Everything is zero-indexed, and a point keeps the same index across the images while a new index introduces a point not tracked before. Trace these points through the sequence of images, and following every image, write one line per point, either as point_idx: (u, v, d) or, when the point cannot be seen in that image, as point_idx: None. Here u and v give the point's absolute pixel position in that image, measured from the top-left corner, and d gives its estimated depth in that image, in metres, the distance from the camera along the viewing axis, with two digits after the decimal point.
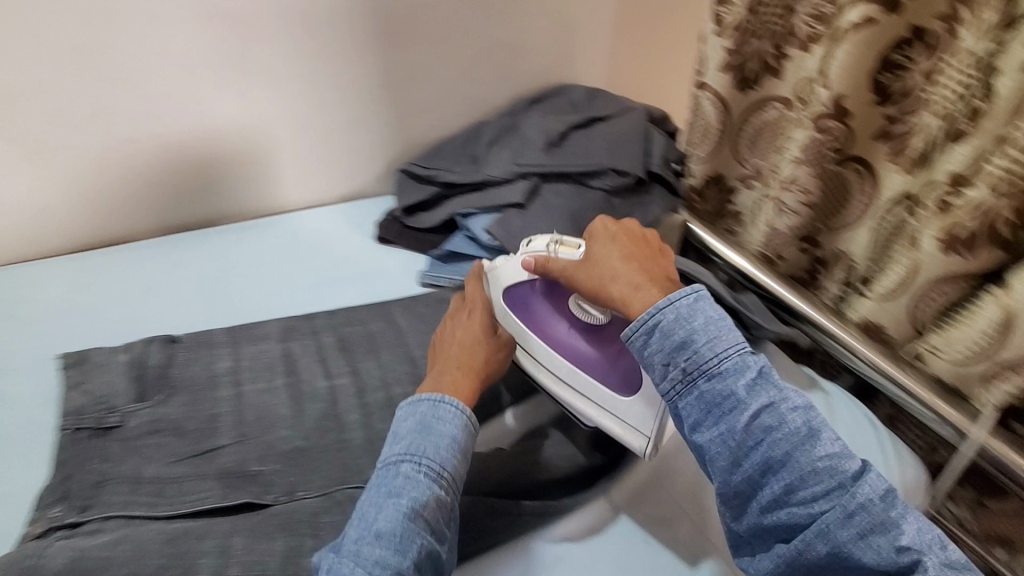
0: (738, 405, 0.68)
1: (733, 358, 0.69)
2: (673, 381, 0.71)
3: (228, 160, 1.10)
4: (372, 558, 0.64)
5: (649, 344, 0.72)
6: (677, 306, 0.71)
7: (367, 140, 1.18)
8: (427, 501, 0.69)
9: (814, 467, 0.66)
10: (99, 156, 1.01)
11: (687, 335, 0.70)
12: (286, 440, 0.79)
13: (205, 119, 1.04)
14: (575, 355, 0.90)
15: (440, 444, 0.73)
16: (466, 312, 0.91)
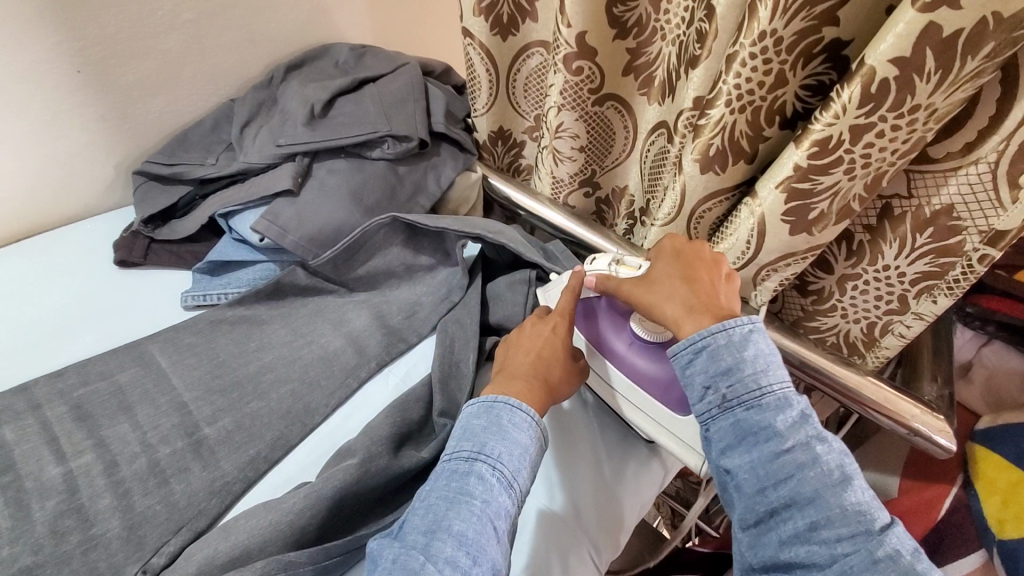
0: (774, 435, 0.53)
1: (780, 393, 0.54)
2: (709, 403, 0.56)
3: (97, 122, 0.85)
4: (442, 555, 0.48)
5: (710, 354, 0.56)
6: (730, 333, 0.56)
7: (221, 83, 0.95)
8: (503, 517, 0.52)
9: (851, 517, 0.49)
10: None
11: (756, 361, 0.55)
12: (101, 508, 0.55)
13: (98, 72, 0.82)
14: (649, 380, 0.68)
15: (514, 449, 0.56)
16: (547, 322, 0.69)
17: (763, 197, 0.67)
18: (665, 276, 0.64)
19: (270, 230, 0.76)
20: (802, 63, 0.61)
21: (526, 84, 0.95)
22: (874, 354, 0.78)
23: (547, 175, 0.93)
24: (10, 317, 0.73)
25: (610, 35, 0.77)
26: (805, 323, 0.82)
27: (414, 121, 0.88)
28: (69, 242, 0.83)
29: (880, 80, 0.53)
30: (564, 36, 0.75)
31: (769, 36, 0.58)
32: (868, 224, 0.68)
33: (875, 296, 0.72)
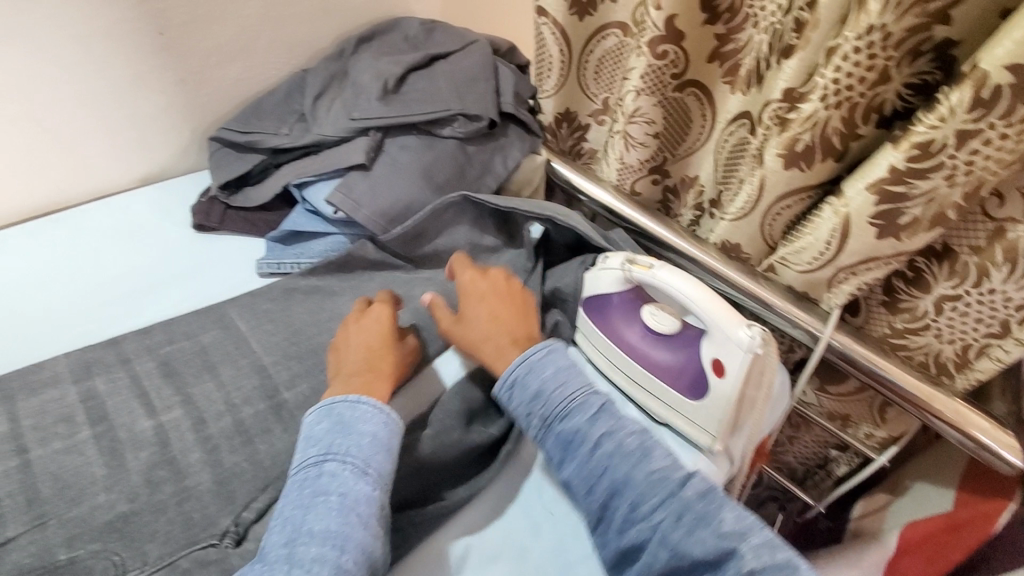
0: (585, 437, 0.58)
1: (580, 399, 0.60)
2: (532, 426, 0.60)
3: (176, 86, 0.86)
4: (307, 557, 0.49)
5: (523, 385, 0.62)
6: (529, 360, 0.62)
7: (292, 52, 0.95)
8: (363, 504, 0.52)
9: (671, 474, 0.55)
10: (12, 72, 0.74)
11: (558, 376, 0.61)
12: (192, 464, 0.57)
13: (180, 36, 0.83)
14: (662, 369, 0.67)
15: (362, 441, 0.55)
16: (366, 320, 0.67)
17: (850, 195, 0.66)
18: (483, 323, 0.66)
19: (345, 204, 0.77)
20: (908, 60, 0.59)
21: (598, 67, 0.94)
22: (965, 376, 0.77)
23: (615, 160, 0.93)
24: (96, 273, 0.75)
25: (699, 19, 0.76)
26: (891, 340, 0.81)
27: (486, 100, 0.87)
28: (149, 204, 0.85)
29: (993, 86, 0.51)
30: (651, 18, 0.75)
31: (877, 31, 0.57)
32: (977, 244, 0.68)
33: (975, 319, 0.72)
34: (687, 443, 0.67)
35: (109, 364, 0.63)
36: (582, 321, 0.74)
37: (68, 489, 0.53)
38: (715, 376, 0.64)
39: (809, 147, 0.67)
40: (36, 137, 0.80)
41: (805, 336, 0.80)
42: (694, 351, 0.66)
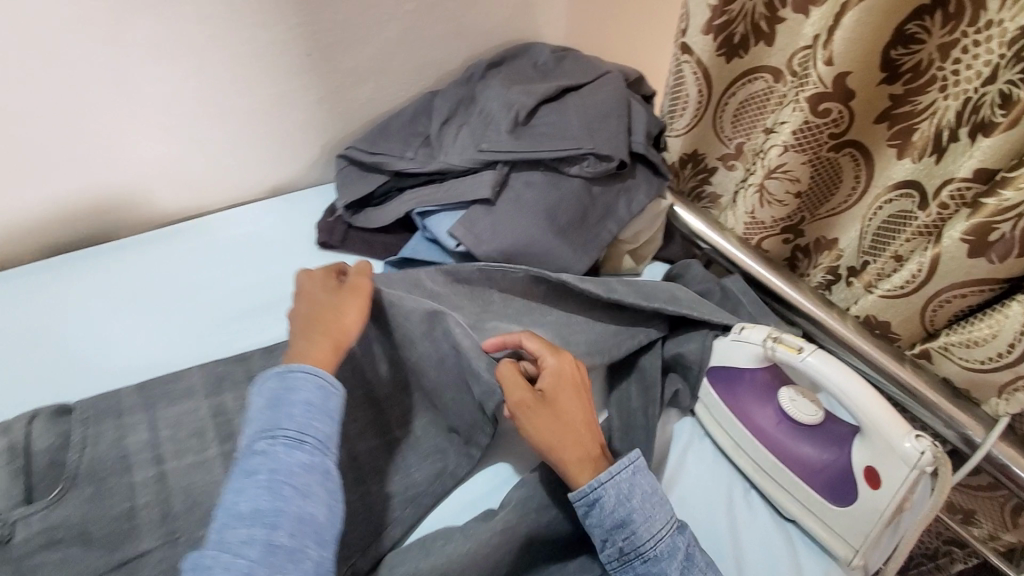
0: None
1: (662, 540, 0.54)
2: (608, 555, 0.54)
3: (314, 104, 0.89)
4: (242, 537, 0.46)
5: (605, 505, 0.54)
6: (614, 482, 0.54)
7: (422, 74, 0.95)
8: (298, 474, 0.49)
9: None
10: (176, 88, 0.78)
11: (645, 507, 0.54)
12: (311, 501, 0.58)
13: (325, 57, 0.85)
14: (798, 462, 0.62)
15: (293, 412, 0.52)
16: (326, 291, 0.63)
17: None
18: (565, 420, 0.58)
19: (402, 282, 0.70)
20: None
21: (738, 110, 0.88)
22: None
23: (744, 213, 0.86)
24: (226, 284, 0.79)
25: (877, 78, 0.68)
26: None
27: (617, 139, 0.83)
28: (278, 215, 0.88)
29: None
30: (818, 73, 0.69)
31: None
32: None
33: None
34: (816, 547, 0.61)
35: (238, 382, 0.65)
36: (705, 391, 0.69)
37: (197, 507, 0.55)
38: (867, 486, 0.57)
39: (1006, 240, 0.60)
40: (189, 147, 0.85)
41: (957, 439, 0.70)
42: (842, 450, 0.60)
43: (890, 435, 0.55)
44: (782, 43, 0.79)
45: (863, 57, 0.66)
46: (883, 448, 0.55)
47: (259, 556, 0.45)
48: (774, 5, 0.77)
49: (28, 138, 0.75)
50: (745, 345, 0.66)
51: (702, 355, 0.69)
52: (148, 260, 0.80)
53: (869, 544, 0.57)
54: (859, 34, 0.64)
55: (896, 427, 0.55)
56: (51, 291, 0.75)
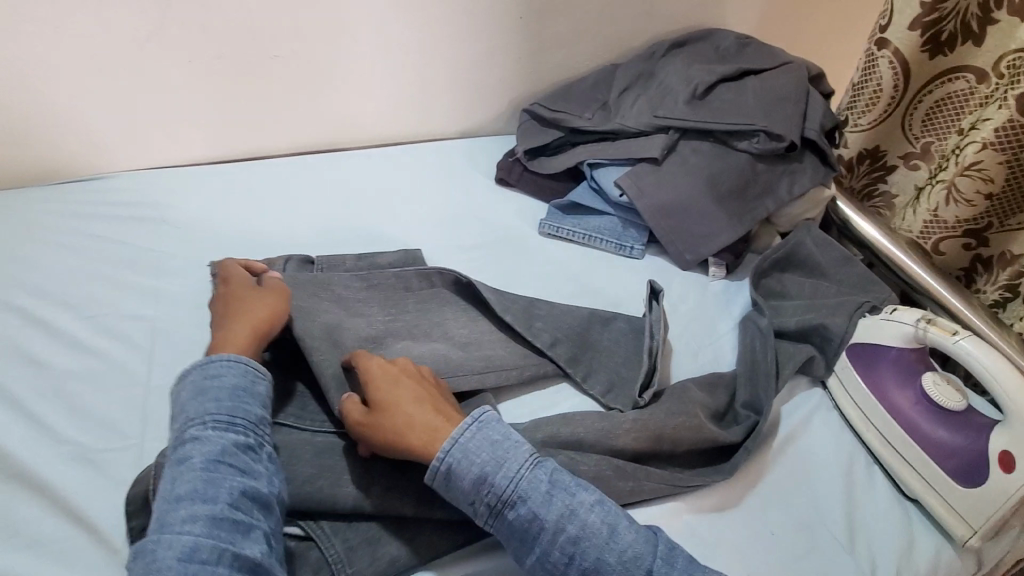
0: (542, 522, 0.49)
1: (526, 481, 0.50)
2: (479, 512, 0.50)
3: (513, 62, 1.02)
4: (178, 517, 0.47)
5: (455, 473, 0.50)
6: (456, 444, 0.51)
7: (609, 48, 1.05)
8: (216, 463, 0.50)
9: (644, 554, 0.49)
10: (418, 27, 0.92)
11: (494, 455, 0.51)
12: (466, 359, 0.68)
13: (532, 21, 0.98)
14: (929, 441, 0.63)
15: (214, 402, 0.53)
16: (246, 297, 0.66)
17: None
18: (400, 404, 0.55)
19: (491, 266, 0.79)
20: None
21: (932, 110, 0.85)
22: None
23: (924, 211, 0.84)
24: (419, 196, 0.94)
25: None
26: None
27: (793, 122, 0.86)
28: (464, 153, 1.03)
29: None
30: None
31: None
32: None
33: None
34: (933, 527, 0.62)
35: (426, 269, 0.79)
36: (840, 365, 0.71)
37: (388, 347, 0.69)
38: (1001, 470, 0.58)
39: None
40: None
41: None
42: (981, 437, 0.61)
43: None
44: (994, 43, 0.77)
45: None
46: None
47: (205, 530, 0.46)
48: (989, 6, 0.76)
49: (307, 62, 0.90)
50: (896, 326, 0.67)
51: (847, 330, 0.71)
52: (364, 164, 0.97)
53: (990, 528, 0.58)
54: None
55: None
56: (292, 170, 0.93)
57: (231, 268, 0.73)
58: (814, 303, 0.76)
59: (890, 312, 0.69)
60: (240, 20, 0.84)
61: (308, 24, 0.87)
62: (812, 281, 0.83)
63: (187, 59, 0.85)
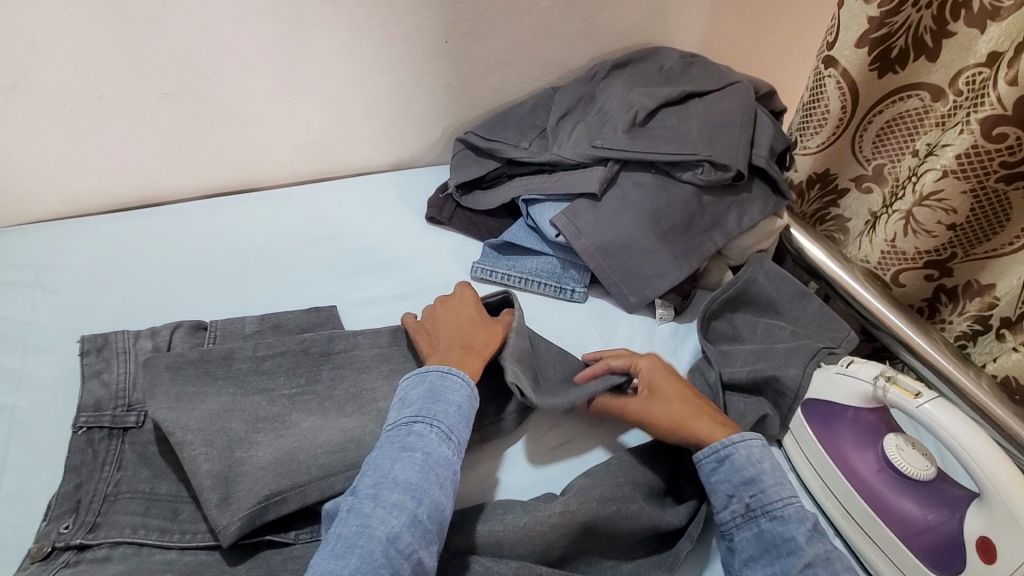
0: (795, 547, 0.50)
1: (801, 506, 0.52)
2: (732, 512, 0.53)
3: (444, 89, 0.93)
4: (387, 502, 0.47)
5: (723, 470, 0.55)
6: (750, 442, 0.55)
7: (547, 70, 0.97)
8: (444, 467, 0.51)
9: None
10: (333, 56, 0.84)
11: (773, 471, 0.54)
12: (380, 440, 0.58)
13: (460, 44, 0.89)
14: (898, 517, 0.55)
15: (449, 408, 0.54)
16: (452, 305, 0.68)
17: None
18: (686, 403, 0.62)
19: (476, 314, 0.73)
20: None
21: (884, 131, 0.80)
22: None
23: (881, 241, 0.78)
24: (337, 242, 0.84)
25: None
26: None
27: (738, 150, 0.80)
28: (396, 187, 0.94)
29: None
30: (994, 94, 0.62)
31: None
32: None
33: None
34: None
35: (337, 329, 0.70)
36: (796, 424, 0.65)
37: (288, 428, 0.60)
38: (980, 558, 0.51)
39: None
40: None
41: None
42: (953, 514, 0.54)
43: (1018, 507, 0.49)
44: (950, 59, 0.71)
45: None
46: (1003, 515, 0.50)
47: (406, 522, 0.46)
48: (945, 19, 0.71)
49: (209, 94, 0.81)
50: (854, 381, 0.61)
51: (802, 380, 0.64)
52: (277, 208, 0.87)
53: None
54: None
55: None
56: (197, 217, 0.84)
57: (103, 344, 0.62)
58: (765, 351, 0.69)
59: (849, 365, 0.62)
60: (125, 53, 0.74)
61: (204, 55, 0.77)
62: (765, 322, 0.77)
63: (59, 103, 0.76)
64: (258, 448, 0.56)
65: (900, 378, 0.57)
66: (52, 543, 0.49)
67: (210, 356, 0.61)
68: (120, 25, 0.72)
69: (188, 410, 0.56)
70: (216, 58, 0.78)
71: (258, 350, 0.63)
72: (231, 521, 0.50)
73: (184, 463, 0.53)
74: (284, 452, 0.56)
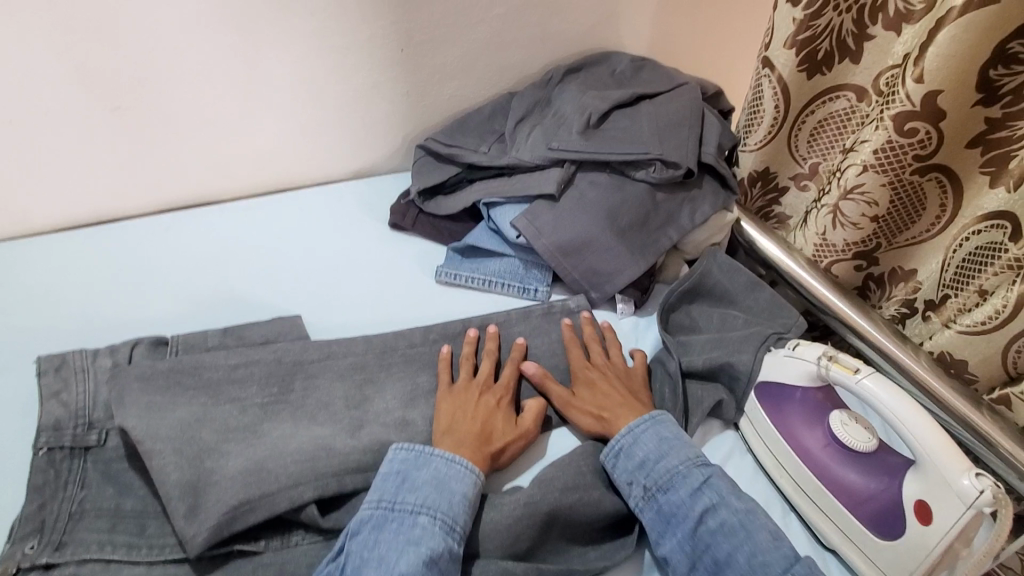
0: (689, 510, 0.56)
1: (682, 470, 0.58)
2: (634, 498, 0.58)
3: (403, 96, 0.94)
4: None
5: (618, 466, 0.60)
6: (632, 430, 0.61)
7: (505, 76, 0.99)
8: (448, 559, 0.50)
9: (776, 564, 0.51)
10: (290, 65, 0.84)
11: (657, 447, 0.60)
12: (352, 445, 0.59)
13: (416, 52, 0.90)
14: (844, 488, 0.59)
15: (453, 498, 0.54)
16: (486, 392, 0.66)
17: None
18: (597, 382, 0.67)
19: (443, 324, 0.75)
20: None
21: (816, 130, 0.86)
22: None
23: (815, 234, 0.84)
24: (300, 252, 0.84)
25: (972, 99, 0.65)
26: None
27: (687, 148, 0.84)
28: (358, 196, 0.95)
29: None
30: (906, 91, 0.67)
31: None
32: None
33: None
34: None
35: (303, 338, 0.70)
36: (750, 407, 0.67)
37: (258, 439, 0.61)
38: (918, 522, 0.54)
39: None
40: None
41: None
42: (893, 483, 0.58)
43: (947, 470, 0.52)
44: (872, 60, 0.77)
45: (967, 77, 0.64)
46: (933, 479, 0.54)
47: None
48: (863, 23, 0.76)
49: (162, 109, 0.81)
50: (800, 363, 0.64)
51: (754, 365, 0.68)
52: (238, 219, 0.87)
53: None
54: (961, 58, 0.63)
55: (949, 460, 0.53)
56: (155, 233, 0.83)
57: (60, 364, 0.61)
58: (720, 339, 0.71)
59: (795, 346, 0.66)
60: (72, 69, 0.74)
61: (153, 69, 0.77)
62: (721, 312, 0.80)
63: (6, 118, 0.75)
64: (228, 458, 0.56)
65: (840, 356, 0.61)
66: (17, 564, 0.49)
67: (179, 366, 0.62)
68: (66, 36, 0.71)
69: (157, 419, 0.57)
70: (167, 72, 0.78)
71: (230, 359, 0.64)
72: (199, 531, 0.51)
73: (153, 472, 0.54)
74: (256, 462, 0.56)
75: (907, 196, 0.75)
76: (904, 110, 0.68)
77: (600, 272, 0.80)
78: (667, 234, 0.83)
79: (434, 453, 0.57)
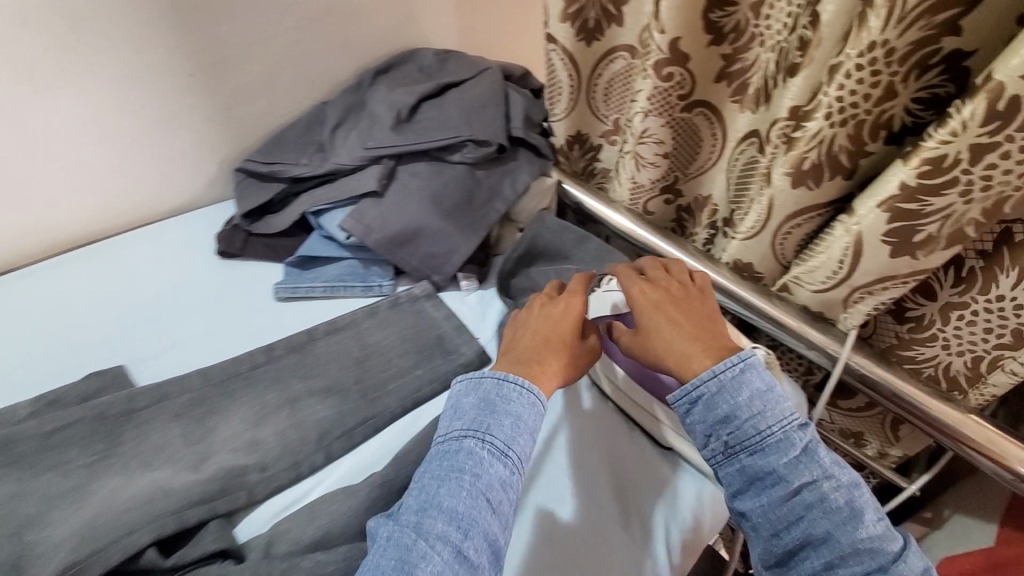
0: (781, 478, 0.54)
1: (780, 435, 0.55)
2: (713, 450, 0.56)
3: (207, 124, 0.92)
4: (433, 532, 0.49)
5: (695, 414, 0.57)
6: (721, 377, 0.56)
7: (315, 87, 0.99)
8: (500, 488, 0.52)
9: (876, 551, 0.52)
10: (63, 116, 0.80)
11: (765, 400, 0.56)
12: (193, 480, 0.59)
13: (208, 75, 0.87)
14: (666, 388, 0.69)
15: (504, 421, 0.55)
16: (556, 307, 0.67)
17: (881, 195, 0.59)
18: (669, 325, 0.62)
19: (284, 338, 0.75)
20: (916, 76, 0.55)
21: (607, 89, 0.94)
22: (979, 390, 0.70)
23: (626, 180, 0.92)
24: (115, 301, 0.79)
25: (705, 41, 0.75)
26: (900, 352, 0.74)
27: (495, 126, 0.89)
28: (181, 231, 0.90)
29: (1009, 98, 0.47)
30: (656, 42, 0.74)
31: (879, 47, 0.53)
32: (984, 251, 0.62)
33: (985, 329, 0.65)
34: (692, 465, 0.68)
35: (126, 388, 0.67)
36: None
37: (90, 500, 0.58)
38: None
39: (830, 142, 0.61)
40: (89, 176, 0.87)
41: (823, 358, 0.76)
42: None
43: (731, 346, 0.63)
44: (631, 22, 0.86)
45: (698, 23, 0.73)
46: None
47: (451, 555, 0.48)
48: None
49: None
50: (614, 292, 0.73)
51: None
52: (39, 280, 0.80)
53: None
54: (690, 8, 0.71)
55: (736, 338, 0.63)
56: None
57: None
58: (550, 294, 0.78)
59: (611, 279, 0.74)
60: None
61: None
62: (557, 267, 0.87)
63: None
64: (54, 526, 0.55)
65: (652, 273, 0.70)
66: None
67: None
68: None
69: None
70: None
71: (44, 426, 0.61)
72: None
73: None
74: (86, 522, 0.55)
75: (682, 132, 0.86)
76: (659, 56, 0.75)
77: (438, 255, 0.84)
78: (494, 208, 0.88)
79: (484, 376, 0.59)
